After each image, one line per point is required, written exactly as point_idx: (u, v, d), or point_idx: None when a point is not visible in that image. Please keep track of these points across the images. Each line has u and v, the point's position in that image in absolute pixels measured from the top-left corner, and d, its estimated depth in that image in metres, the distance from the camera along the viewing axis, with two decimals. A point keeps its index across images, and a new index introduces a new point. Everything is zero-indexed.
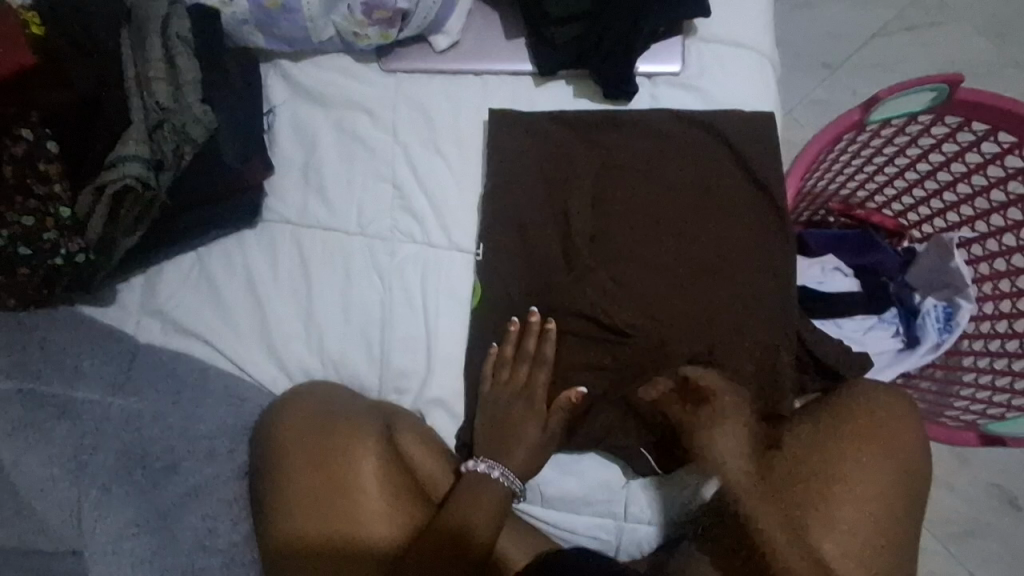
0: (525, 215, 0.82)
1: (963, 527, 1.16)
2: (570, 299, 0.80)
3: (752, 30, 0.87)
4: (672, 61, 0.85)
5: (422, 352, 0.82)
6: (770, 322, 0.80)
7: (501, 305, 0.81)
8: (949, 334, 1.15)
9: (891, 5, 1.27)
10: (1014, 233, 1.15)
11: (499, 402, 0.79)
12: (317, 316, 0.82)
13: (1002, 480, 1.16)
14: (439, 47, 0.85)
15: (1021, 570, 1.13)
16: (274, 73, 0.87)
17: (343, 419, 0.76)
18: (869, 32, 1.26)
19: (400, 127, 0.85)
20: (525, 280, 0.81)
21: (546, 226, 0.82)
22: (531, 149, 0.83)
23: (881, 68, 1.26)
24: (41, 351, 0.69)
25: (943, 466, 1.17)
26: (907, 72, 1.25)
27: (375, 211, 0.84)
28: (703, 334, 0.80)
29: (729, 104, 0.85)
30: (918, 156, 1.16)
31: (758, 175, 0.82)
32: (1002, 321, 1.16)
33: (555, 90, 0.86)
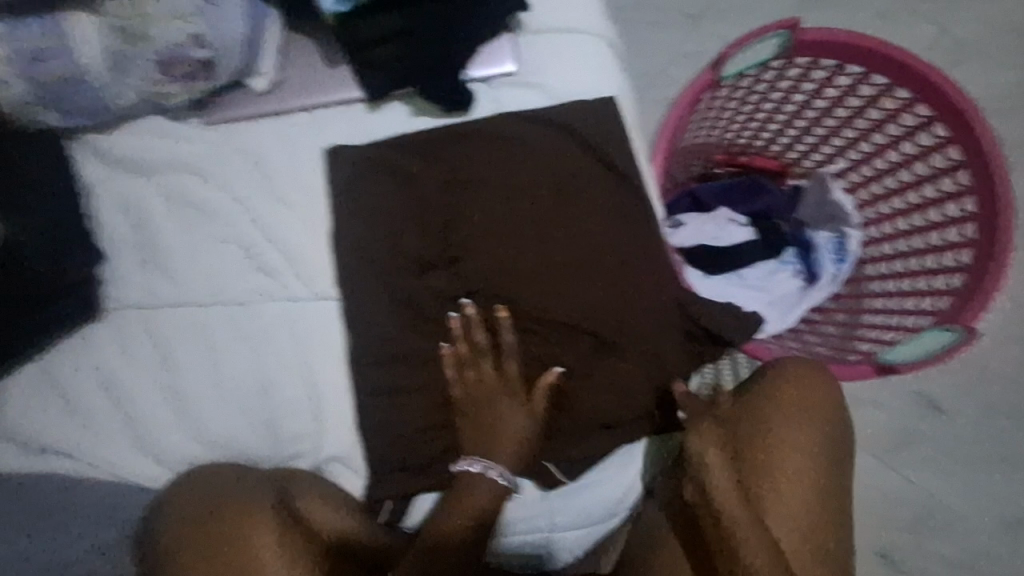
0: (388, 250, 0.79)
1: None
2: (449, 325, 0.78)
3: (579, 12, 0.84)
4: (504, 62, 0.82)
5: (308, 411, 0.78)
6: (652, 302, 0.80)
7: (381, 349, 0.78)
8: (844, 265, 1.18)
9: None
10: (885, 154, 1.17)
11: (397, 440, 0.78)
12: (189, 398, 0.77)
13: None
14: (258, 89, 0.79)
15: None
16: (83, 149, 0.79)
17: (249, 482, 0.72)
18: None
19: (237, 181, 0.79)
20: (400, 315, 0.79)
21: (412, 255, 0.79)
22: (378, 180, 0.79)
23: None
24: None
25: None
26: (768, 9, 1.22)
27: (229, 275, 0.78)
28: (583, 334, 0.80)
29: (572, 95, 0.82)
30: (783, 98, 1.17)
31: (610, 162, 0.81)
32: (885, 244, 1.19)
33: (395, 113, 0.82)
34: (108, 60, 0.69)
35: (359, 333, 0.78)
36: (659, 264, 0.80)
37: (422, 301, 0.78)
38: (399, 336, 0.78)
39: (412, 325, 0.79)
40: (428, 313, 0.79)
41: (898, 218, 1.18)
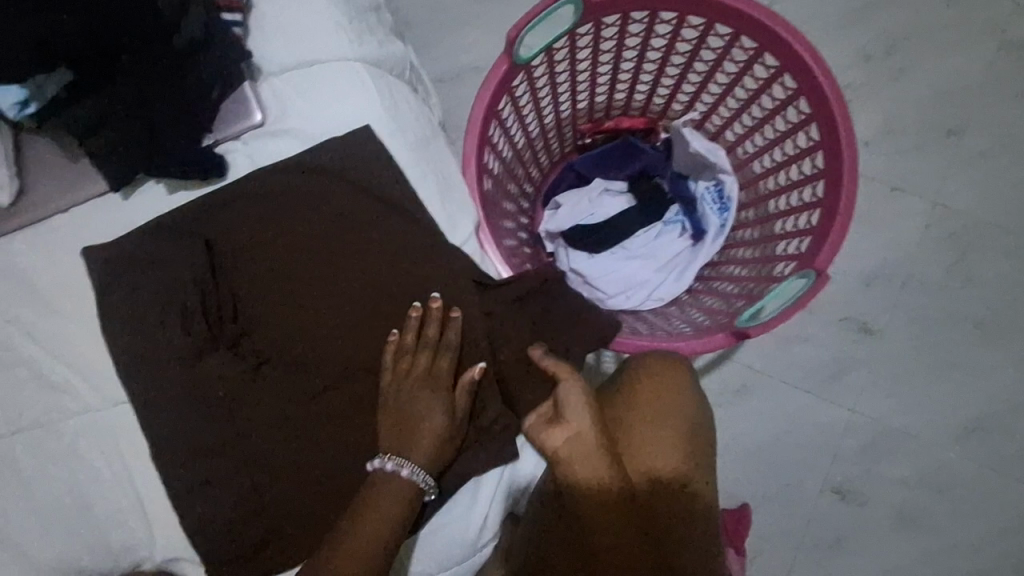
0: (168, 340, 0.75)
1: (821, 372, 1.13)
2: (254, 399, 0.75)
3: (318, 43, 0.79)
4: (248, 115, 0.77)
5: (138, 519, 0.76)
6: (466, 326, 0.78)
7: (185, 443, 0.74)
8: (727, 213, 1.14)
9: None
10: (740, 84, 1.10)
11: (220, 534, 0.74)
12: (11, 537, 0.75)
13: (816, 342, 1.13)
14: (1, 204, 0.74)
15: (889, 383, 1.12)
16: None
17: None
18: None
19: (7, 305, 0.76)
20: (198, 404, 0.75)
21: (197, 339, 0.75)
22: (143, 271, 0.75)
23: None
24: None
25: (758, 352, 1.13)
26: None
27: (22, 402, 0.76)
28: (399, 381, 0.74)
29: (330, 134, 0.79)
30: (614, 59, 1.11)
31: (385, 197, 0.79)
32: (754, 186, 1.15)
33: (157, 194, 0.78)
34: None
35: (159, 431, 0.74)
36: (459, 290, 0.78)
37: (219, 381, 0.75)
38: (204, 424, 0.75)
39: (212, 411, 0.75)
40: (229, 393, 0.75)
41: (764, 156, 1.13)
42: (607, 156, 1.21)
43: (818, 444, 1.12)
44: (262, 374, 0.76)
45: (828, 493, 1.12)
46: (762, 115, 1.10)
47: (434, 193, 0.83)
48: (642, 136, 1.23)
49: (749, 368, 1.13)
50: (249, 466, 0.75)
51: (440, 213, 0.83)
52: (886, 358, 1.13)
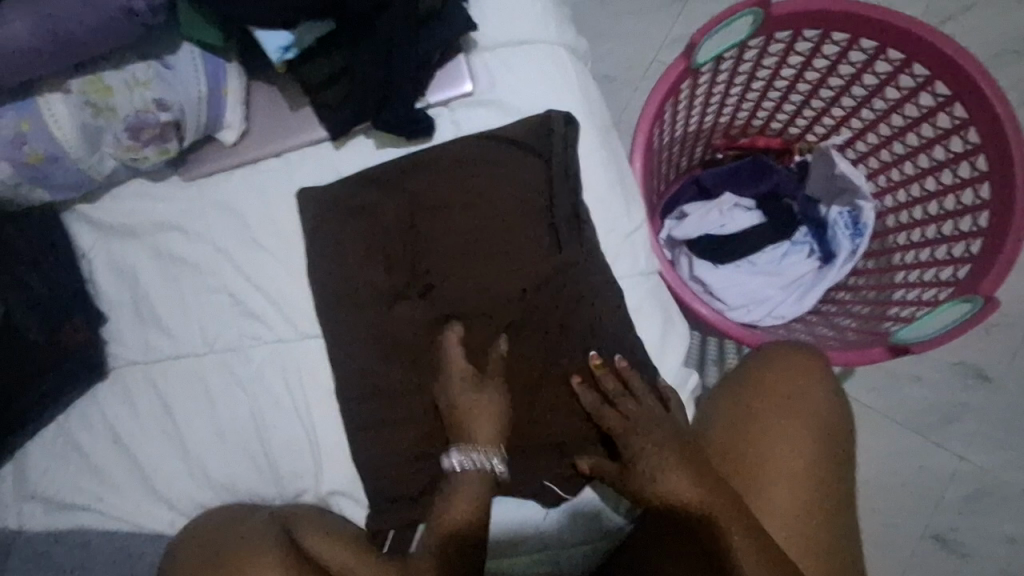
0: (362, 288, 0.80)
1: (941, 414, 1.10)
2: (431, 352, 0.79)
3: (531, 24, 0.84)
4: (460, 83, 0.81)
5: (306, 450, 0.81)
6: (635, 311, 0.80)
7: (367, 382, 0.79)
8: (861, 238, 1.14)
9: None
10: (897, 113, 1.11)
11: (376, 476, 0.78)
12: (192, 447, 0.80)
13: (934, 384, 1.11)
14: (228, 142, 0.82)
15: (1010, 437, 1.09)
16: (75, 219, 0.83)
17: (238, 536, 0.72)
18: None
19: (217, 234, 0.82)
20: (383, 350, 0.79)
21: (390, 291, 0.80)
22: (342, 218, 0.81)
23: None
24: None
25: (874, 385, 1.12)
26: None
27: (218, 324, 0.81)
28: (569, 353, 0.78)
29: (531, 110, 0.83)
30: (770, 78, 1.13)
31: (572, 170, 0.80)
32: (894, 216, 1.16)
33: (357, 149, 0.83)
34: (78, 136, 0.74)
35: (342, 366, 0.80)
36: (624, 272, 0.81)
37: (403, 334, 0.79)
38: (386, 369, 0.79)
39: (395, 358, 0.79)
40: (412, 343, 0.79)
41: (908, 188, 1.14)
42: (737, 171, 1.23)
43: (931, 486, 1.09)
44: (439, 332, 0.79)
45: (929, 540, 1.09)
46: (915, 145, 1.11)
47: (609, 180, 0.86)
48: (775, 157, 1.25)
49: (863, 400, 1.12)
50: (420, 415, 0.79)
51: (610, 202, 0.85)
52: (1016, 412, 1.09)
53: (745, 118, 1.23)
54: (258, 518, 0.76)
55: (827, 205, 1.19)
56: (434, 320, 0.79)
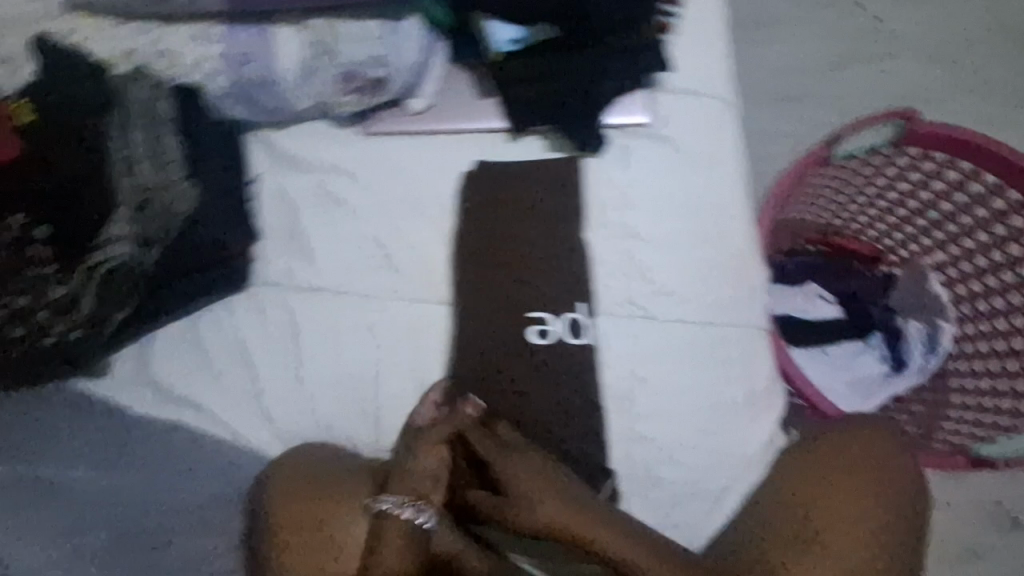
0: (507, 284, 0.84)
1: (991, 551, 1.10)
2: (556, 358, 0.82)
3: (712, 80, 0.91)
4: (639, 114, 0.87)
5: (411, 409, 0.84)
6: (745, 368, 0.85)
7: (484, 369, 0.83)
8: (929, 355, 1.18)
9: (853, 39, 1.28)
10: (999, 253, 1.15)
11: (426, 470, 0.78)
12: (307, 377, 0.84)
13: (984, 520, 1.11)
14: (415, 109, 0.87)
15: None
16: (256, 141, 0.88)
17: (331, 479, 0.77)
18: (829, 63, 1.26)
19: (380, 189, 0.88)
20: (513, 341, 0.83)
21: (534, 295, 0.84)
22: (496, 209, 0.86)
23: (855, 99, 1.26)
24: (50, 441, 0.73)
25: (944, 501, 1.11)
26: (867, 101, 1.25)
27: (362, 271, 0.87)
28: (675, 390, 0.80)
29: (698, 154, 0.88)
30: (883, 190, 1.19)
31: (719, 219, 0.87)
32: (971, 343, 1.19)
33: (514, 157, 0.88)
34: (299, 69, 0.81)
35: (470, 348, 0.83)
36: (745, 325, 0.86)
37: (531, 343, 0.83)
38: (517, 359, 0.83)
39: (522, 357, 0.83)
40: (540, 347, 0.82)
41: (987, 321, 1.17)
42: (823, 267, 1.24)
43: None
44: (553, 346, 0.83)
45: None
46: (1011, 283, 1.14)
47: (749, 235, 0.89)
48: (864, 263, 1.25)
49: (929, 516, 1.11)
50: (534, 413, 0.82)
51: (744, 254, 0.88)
52: None
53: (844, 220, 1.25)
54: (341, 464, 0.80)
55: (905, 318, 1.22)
56: (575, 330, 0.83)
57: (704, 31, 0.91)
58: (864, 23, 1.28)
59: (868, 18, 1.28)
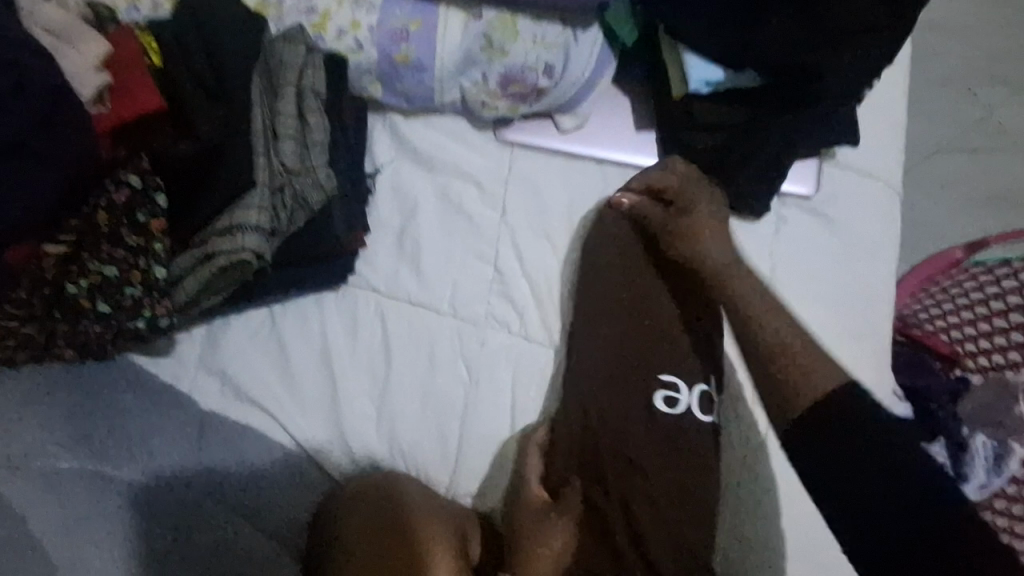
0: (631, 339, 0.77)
1: None
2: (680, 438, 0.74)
3: (886, 162, 0.81)
4: (804, 183, 0.79)
5: (500, 455, 0.75)
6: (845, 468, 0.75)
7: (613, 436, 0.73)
8: (999, 478, 0.95)
9: (967, 128, 1.22)
10: None
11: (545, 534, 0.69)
12: (391, 398, 0.75)
13: None
14: (564, 127, 0.79)
15: None
16: (381, 125, 0.79)
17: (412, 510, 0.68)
18: (930, 148, 1.22)
19: (510, 205, 0.79)
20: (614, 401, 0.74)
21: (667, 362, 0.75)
22: (608, 250, 0.77)
23: (971, 195, 1.20)
24: (119, 439, 0.61)
25: None
26: (964, 194, 1.20)
27: (471, 293, 0.77)
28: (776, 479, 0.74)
29: (858, 240, 0.80)
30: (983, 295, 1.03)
31: (865, 315, 0.79)
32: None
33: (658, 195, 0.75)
34: (460, 57, 0.71)
35: (586, 405, 0.74)
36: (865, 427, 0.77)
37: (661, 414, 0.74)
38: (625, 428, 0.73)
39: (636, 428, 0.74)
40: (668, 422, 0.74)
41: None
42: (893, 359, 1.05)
43: None
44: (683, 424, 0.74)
45: None
46: None
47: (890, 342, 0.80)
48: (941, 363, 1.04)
49: None
50: (655, 494, 0.72)
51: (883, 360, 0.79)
52: None
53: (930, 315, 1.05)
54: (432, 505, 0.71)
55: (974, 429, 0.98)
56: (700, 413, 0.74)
57: (885, 104, 0.82)
58: (973, 112, 1.22)
59: (978, 106, 1.22)
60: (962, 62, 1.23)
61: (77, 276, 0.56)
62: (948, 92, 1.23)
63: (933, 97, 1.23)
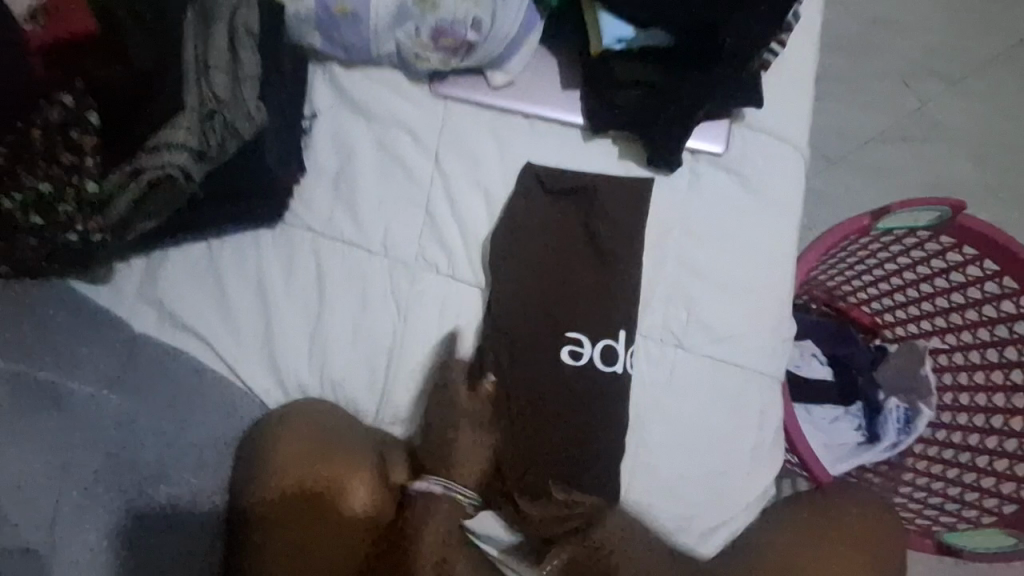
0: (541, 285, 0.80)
1: None
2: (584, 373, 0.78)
3: (795, 128, 0.87)
4: (716, 142, 0.85)
5: (426, 387, 0.80)
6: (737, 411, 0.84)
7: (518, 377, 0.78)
8: (906, 437, 1.12)
9: (888, 112, 1.31)
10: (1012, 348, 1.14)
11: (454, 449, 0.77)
12: (322, 332, 0.79)
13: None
14: (494, 83, 0.83)
15: None
16: (321, 74, 0.83)
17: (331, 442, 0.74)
18: (864, 136, 1.30)
19: (443, 155, 0.83)
20: (535, 340, 0.79)
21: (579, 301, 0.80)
22: (533, 203, 0.82)
23: (886, 174, 1.30)
24: (51, 350, 0.63)
25: None
26: (897, 181, 1.29)
27: (403, 236, 0.82)
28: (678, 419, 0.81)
29: (768, 199, 0.86)
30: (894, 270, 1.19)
31: (770, 267, 0.85)
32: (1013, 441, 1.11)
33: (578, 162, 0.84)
34: (393, 8, 0.75)
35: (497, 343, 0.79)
36: (760, 371, 0.85)
37: (564, 364, 0.79)
38: (543, 361, 0.79)
39: (543, 364, 0.78)
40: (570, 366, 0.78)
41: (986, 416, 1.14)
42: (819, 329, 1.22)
43: None
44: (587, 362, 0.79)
45: None
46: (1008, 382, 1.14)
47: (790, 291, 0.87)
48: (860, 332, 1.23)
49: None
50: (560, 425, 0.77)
51: (783, 308, 0.86)
52: None
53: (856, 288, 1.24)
54: (355, 425, 0.77)
55: (888, 395, 1.18)
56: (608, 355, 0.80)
57: (795, 72, 0.88)
58: (907, 104, 1.30)
59: (912, 99, 1.30)
60: (899, 56, 1.31)
61: (11, 192, 0.58)
62: (885, 85, 1.31)
63: (870, 87, 1.31)
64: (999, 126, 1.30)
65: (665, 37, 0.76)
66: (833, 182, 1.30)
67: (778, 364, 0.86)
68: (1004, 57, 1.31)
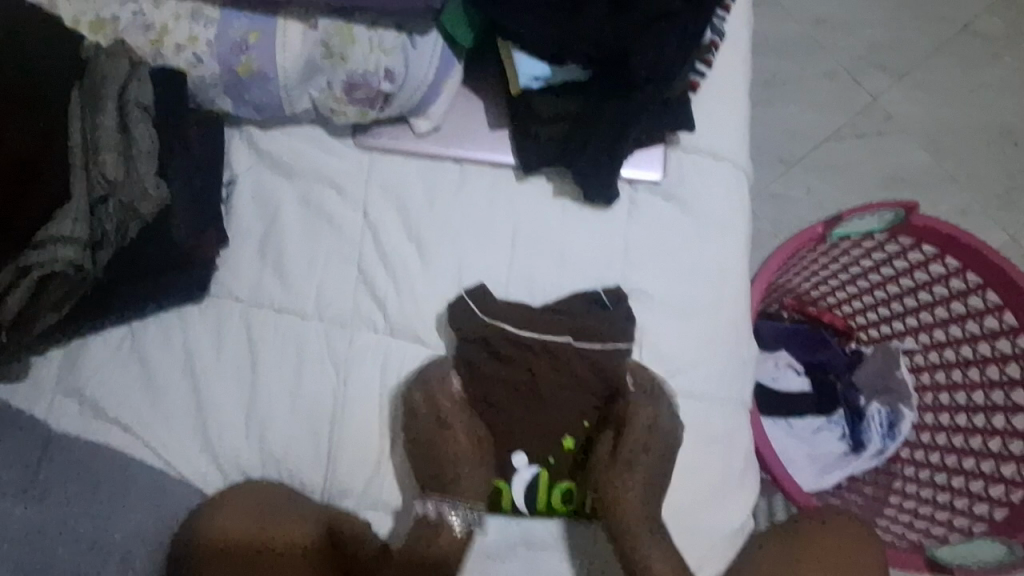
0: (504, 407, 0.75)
1: None
2: (545, 498, 0.76)
3: (733, 146, 0.85)
4: (652, 169, 0.83)
5: (374, 451, 0.76)
6: (706, 443, 0.80)
7: (484, 474, 0.75)
8: (892, 442, 1.09)
9: (835, 111, 1.29)
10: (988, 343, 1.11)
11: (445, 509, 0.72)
12: (258, 405, 0.75)
13: None
14: (418, 130, 0.80)
15: None
16: (238, 136, 0.81)
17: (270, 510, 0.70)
18: (817, 137, 1.28)
19: (372, 207, 0.80)
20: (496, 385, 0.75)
21: (517, 500, 0.76)
22: (471, 248, 0.80)
23: (840, 172, 1.28)
24: None
25: None
26: (856, 180, 1.27)
27: (337, 295, 0.78)
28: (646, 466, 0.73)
29: (712, 219, 0.83)
30: (861, 273, 1.17)
31: (723, 288, 0.82)
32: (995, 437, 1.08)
33: (516, 198, 0.82)
34: (300, 65, 0.73)
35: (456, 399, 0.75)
36: (726, 398, 0.81)
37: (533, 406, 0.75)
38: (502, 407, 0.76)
39: (500, 458, 0.76)
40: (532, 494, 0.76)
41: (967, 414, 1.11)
42: (791, 336, 1.17)
43: None
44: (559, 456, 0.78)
45: None
46: (988, 378, 1.11)
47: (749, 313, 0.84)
48: (835, 335, 1.19)
49: None
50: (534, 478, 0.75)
51: (741, 332, 0.83)
52: None
53: (823, 291, 1.21)
54: (302, 500, 0.73)
55: (869, 399, 1.14)
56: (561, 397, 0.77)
57: (725, 87, 0.86)
58: (857, 103, 1.29)
59: (861, 95, 1.29)
60: (843, 53, 1.30)
61: None
62: (831, 83, 1.30)
63: (818, 88, 1.30)
64: (948, 113, 1.29)
65: (580, 72, 0.75)
66: (788, 186, 1.27)
67: (743, 390, 0.83)
68: (946, 46, 1.30)
